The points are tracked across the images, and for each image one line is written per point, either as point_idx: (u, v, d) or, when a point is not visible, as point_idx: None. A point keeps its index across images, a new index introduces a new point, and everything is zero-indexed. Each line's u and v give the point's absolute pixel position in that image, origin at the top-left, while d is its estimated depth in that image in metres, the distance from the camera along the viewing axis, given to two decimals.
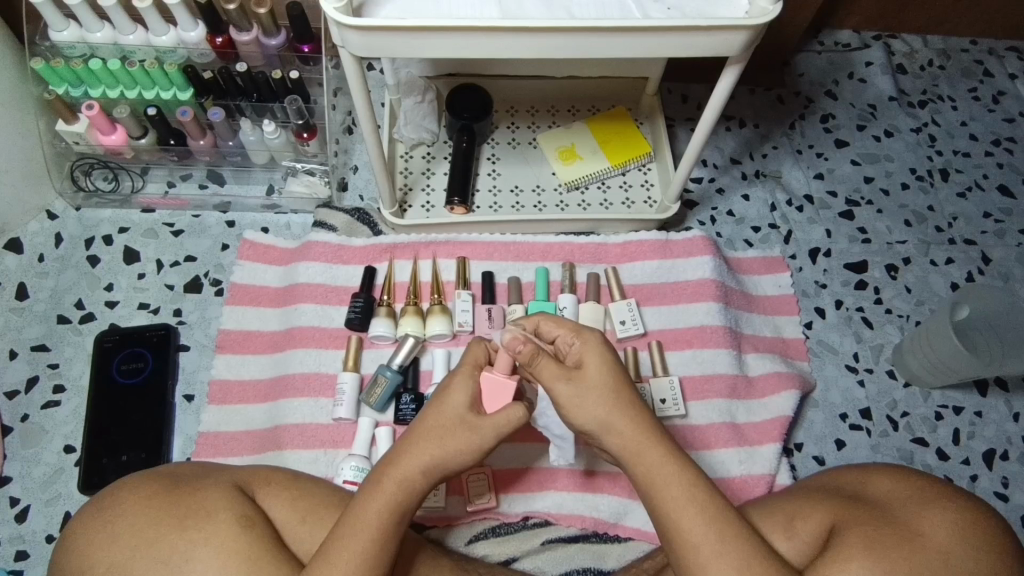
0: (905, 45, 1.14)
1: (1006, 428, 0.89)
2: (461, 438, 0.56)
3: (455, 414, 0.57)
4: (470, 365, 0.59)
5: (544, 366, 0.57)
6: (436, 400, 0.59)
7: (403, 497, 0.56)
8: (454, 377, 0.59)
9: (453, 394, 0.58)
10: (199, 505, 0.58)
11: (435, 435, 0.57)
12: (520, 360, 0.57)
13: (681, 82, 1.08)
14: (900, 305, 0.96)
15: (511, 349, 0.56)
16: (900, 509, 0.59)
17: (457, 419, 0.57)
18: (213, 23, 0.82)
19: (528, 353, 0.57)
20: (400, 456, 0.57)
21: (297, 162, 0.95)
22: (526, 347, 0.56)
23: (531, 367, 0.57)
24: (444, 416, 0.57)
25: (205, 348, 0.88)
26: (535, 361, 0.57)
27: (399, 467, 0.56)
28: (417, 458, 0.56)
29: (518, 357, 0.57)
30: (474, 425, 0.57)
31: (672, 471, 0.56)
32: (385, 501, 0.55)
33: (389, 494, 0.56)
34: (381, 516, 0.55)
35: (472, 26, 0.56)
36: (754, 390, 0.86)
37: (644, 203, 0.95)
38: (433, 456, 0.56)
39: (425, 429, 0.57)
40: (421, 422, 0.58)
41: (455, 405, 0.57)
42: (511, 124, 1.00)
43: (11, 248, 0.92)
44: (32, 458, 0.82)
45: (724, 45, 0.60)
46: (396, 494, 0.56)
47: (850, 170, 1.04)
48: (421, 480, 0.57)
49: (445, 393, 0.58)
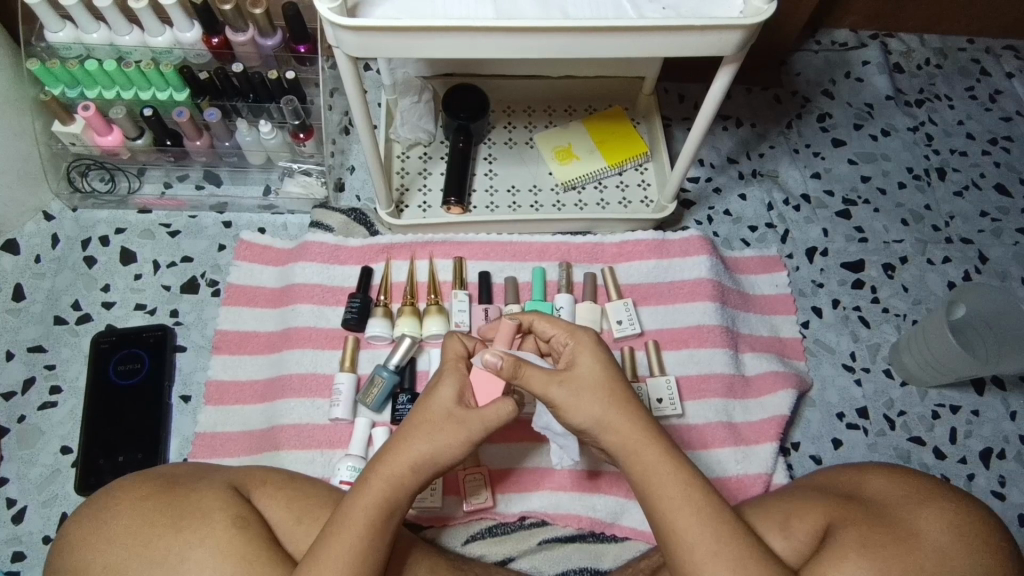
0: (903, 44, 1.14)
1: (1003, 427, 0.89)
2: (450, 433, 0.57)
3: (443, 409, 0.57)
4: (451, 361, 0.60)
5: (530, 376, 0.57)
6: (424, 396, 0.59)
7: (393, 494, 0.56)
8: (442, 373, 0.60)
9: (441, 389, 0.58)
10: (194, 506, 0.58)
11: (424, 431, 0.57)
12: (505, 376, 0.57)
13: (678, 82, 1.08)
14: (897, 304, 0.96)
15: (491, 366, 0.56)
16: (895, 509, 0.59)
17: (445, 414, 0.57)
18: (210, 25, 0.81)
19: (510, 365, 0.57)
20: (390, 453, 0.57)
21: (294, 162, 0.94)
22: (504, 363, 0.56)
23: (517, 379, 0.57)
24: (432, 412, 0.57)
25: (202, 349, 0.88)
26: (519, 372, 0.57)
27: (389, 463, 0.56)
28: (406, 454, 0.56)
29: (501, 372, 0.56)
30: (462, 420, 0.57)
31: (668, 470, 0.56)
32: (374, 499, 0.55)
33: (379, 491, 0.56)
34: (370, 513, 0.55)
35: (467, 26, 0.56)
36: (751, 390, 0.86)
37: (640, 203, 0.95)
38: (423, 452, 0.56)
39: (414, 425, 0.57)
40: (411, 417, 0.58)
41: (442, 400, 0.58)
42: (508, 124, 1.00)
43: (9, 249, 0.92)
44: (28, 459, 0.82)
45: (720, 44, 0.60)
46: (387, 491, 0.56)
47: (847, 169, 1.04)
48: (411, 476, 0.57)
49: (433, 388, 0.59)
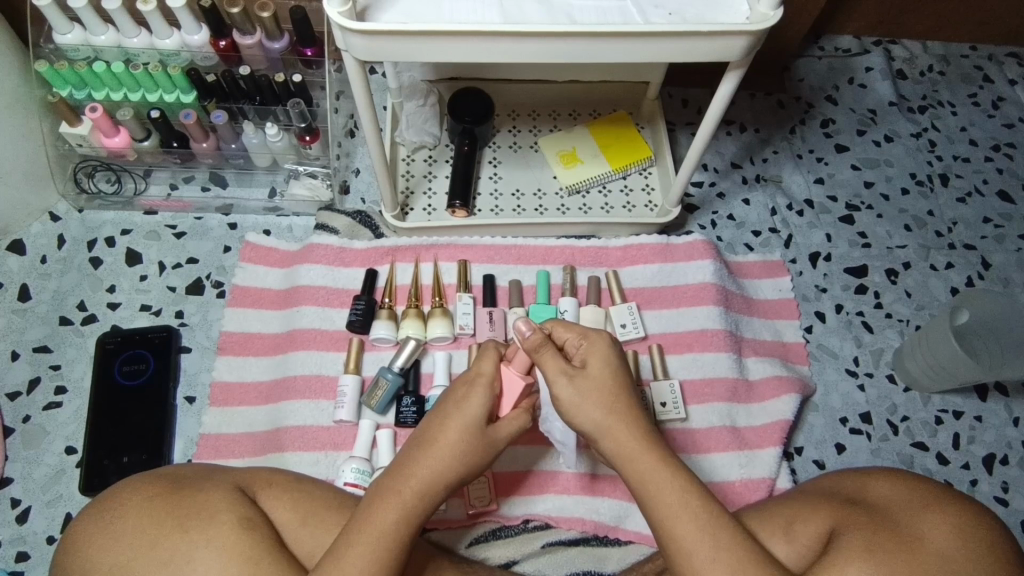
0: (905, 51, 1.15)
1: (1006, 433, 0.89)
2: (482, 452, 0.58)
3: (475, 424, 0.58)
4: (487, 375, 0.59)
5: (547, 359, 0.59)
6: (453, 407, 0.59)
7: (420, 507, 0.56)
8: (471, 386, 0.59)
9: (473, 403, 0.58)
10: (201, 506, 0.59)
11: (456, 447, 0.57)
12: (527, 348, 0.60)
13: (682, 87, 1.09)
14: (900, 309, 0.96)
15: (519, 332, 0.60)
16: (899, 512, 0.59)
17: (475, 426, 0.58)
18: (217, 28, 0.81)
19: (535, 341, 0.59)
20: (419, 468, 0.57)
21: (300, 165, 0.95)
22: (533, 334, 0.60)
23: (536, 357, 0.59)
24: (465, 428, 0.58)
25: (207, 350, 0.88)
26: (540, 351, 0.59)
27: (419, 478, 0.56)
28: (437, 469, 0.57)
29: (525, 343, 0.60)
30: (492, 438, 0.59)
31: (665, 477, 0.57)
32: (403, 512, 0.55)
33: (408, 504, 0.56)
34: (399, 525, 0.55)
35: (474, 31, 0.57)
36: (754, 394, 0.86)
37: (644, 208, 0.96)
38: (454, 468, 0.57)
39: (444, 438, 0.57)
40: (442, 431, 0.58)
41: (476, 416, 0.58)
42: (512, 128, 1.00)
43: (14, 249, 0.92)
44: (33, 459, 0.82)
45: (725, 49, 0.60)
46: (417, 504, 0.56)
47: (850, 175, 1.05)
48: (440, 490, 0.57)
49: (462, 395, 0.59)
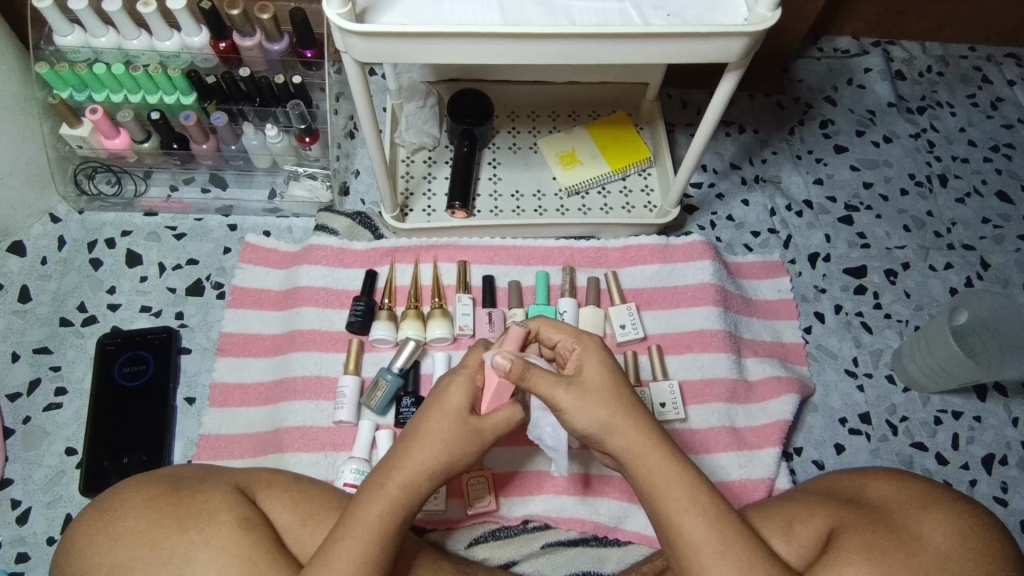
0: (904, 52, 1.15)
1: (1005, 433, 0.89)
2: (467, 445, 0.57)
3: (457, 417, 0.57)
4: (472, 367, 0.59)
5: (535, 379, 0.57)
6: (434, 401, 0.58)
7: (410, 502, 0.56)
8: (453, 377, 0.58)
9: (454, 396, 0.57)
10: (199, 507, 0.59)
11: (439, 439, 0.56)
12: (512, 378, 0.56)
13: (681, 87, 1.09)
14: (900, 310, 0.96)
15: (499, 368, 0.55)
16: (897, 511, 0.60)
17: (459, 422, 0.57)
18: (218, 28, 0.81)
19: (518, 370, 0.56)
20: (402, 461, 0.56)
21: (299, 166, 0.95)
22: (515, 366, 0.55)
23: (524, 382, 0.56)
24: (450, 423, 0.57)
25: (207, 351, 0.88)
26: (526, 375, 0.56)
27: (402, 471, 0.56)
28: (424, 462, 0.56)
29: (508, 374, 0.56)
30: (479, 430, 0.57)
31: (673, 472, 0.56)
32: (387, 505, 0.55)
33: (392, 498, 0.55)
34: (384, 520, 0.55)
35: (470, 32, 0.57)
36: (753, 395, 0.86)
37: (644, 208, 0.96)
38: (440, 462, 0.56)
39: (430, 432, 0.57)
40: (426, 426, 0.57)
41: (458, 410, 0.57)
42: (512, 129, 1.01)
43: (15, 251, 0.92)
44: (33, 460, 0.82)
45: (724, 50, 0.60)
46: (401, 497, 0.56)
47: (850, 176, 1.05)
48: (425, 483, 0.57)
49: (443, 392, 0.58)
